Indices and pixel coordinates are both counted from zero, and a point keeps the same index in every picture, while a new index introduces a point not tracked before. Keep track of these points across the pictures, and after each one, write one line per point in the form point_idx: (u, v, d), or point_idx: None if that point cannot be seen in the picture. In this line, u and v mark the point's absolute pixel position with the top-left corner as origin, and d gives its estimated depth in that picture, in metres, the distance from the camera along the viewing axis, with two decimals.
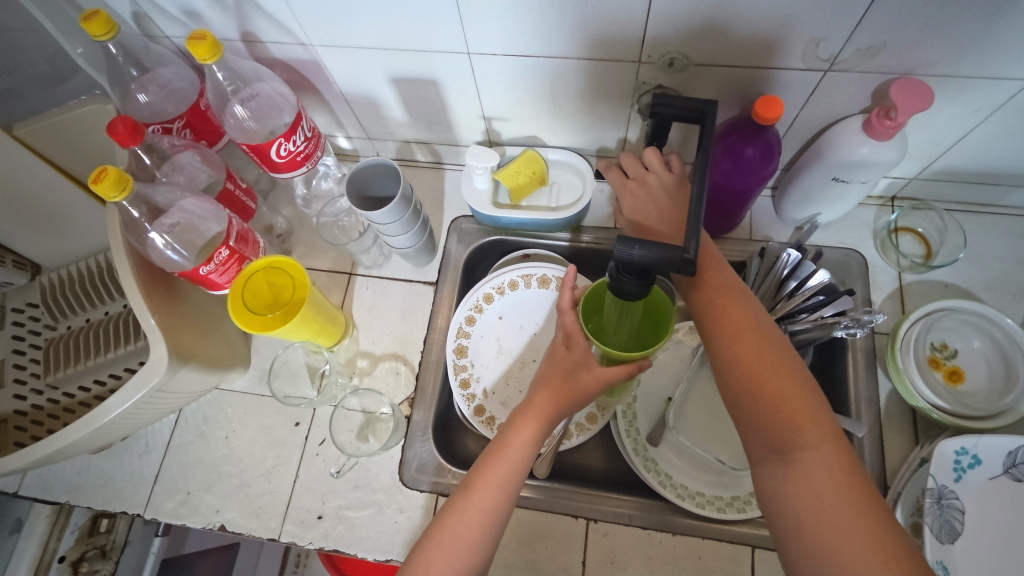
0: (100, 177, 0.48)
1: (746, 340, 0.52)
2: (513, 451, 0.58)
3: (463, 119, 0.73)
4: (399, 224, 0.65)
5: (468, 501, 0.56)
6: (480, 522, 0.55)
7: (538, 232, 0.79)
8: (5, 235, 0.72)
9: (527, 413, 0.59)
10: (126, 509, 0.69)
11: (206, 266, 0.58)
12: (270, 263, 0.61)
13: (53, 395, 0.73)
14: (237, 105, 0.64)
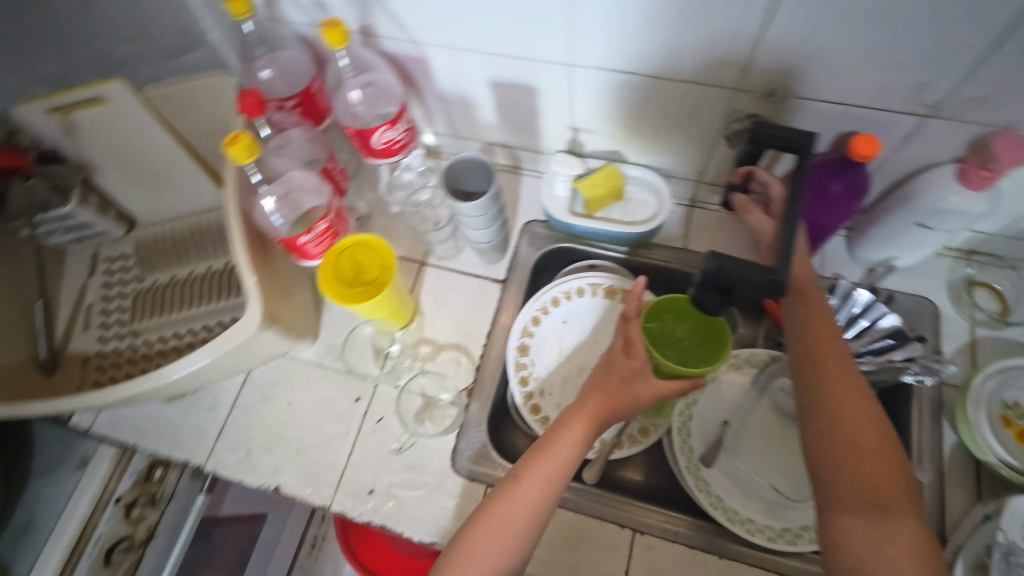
0: (236, 140, 0.53)
1: (844, 394, 0.52)
2: (563, 451, 0.57)
3: (550, 127, 0.76)
4: (483, 219, 0.68)
5: (517, 492, 0.56)
6: (525, 517, 0.55)
7: (607, 244, 0.80)
8: (116, 187, 0.79)
9: (582, 413, 0.59)
10: (189, 459, 0.73)
11: (306, 236, 0.61)
12: (360, 241, 0.64)
13: (133, 341, 0.78)
14: (354, 89, 0.68)
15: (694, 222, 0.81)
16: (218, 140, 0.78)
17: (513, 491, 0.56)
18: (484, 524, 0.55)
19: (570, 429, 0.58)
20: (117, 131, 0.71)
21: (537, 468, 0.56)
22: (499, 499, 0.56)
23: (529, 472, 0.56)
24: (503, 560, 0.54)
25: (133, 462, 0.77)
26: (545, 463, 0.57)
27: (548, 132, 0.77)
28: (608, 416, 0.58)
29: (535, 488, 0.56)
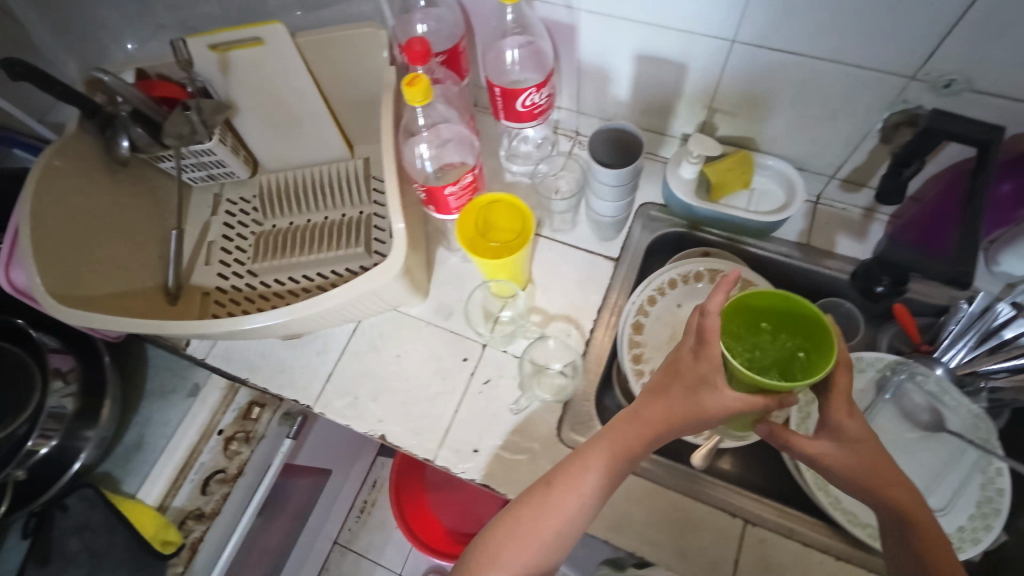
0: (412, 82, 0.52)
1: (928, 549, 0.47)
2: (589, 488, 0.52)
3: (687, 107, 0.75)
4: (616, 190, 0.68)
5: (547, 501, 0.53)
6: (546, 529, 0.52)
7: (726, 233, 0.79)
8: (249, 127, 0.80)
9: (620, 445, 0.52)
10: (298, 398, 0.75)
11: (452, 187, 0.62)
12: (506, 200, 0.64)
13: (251, 281, 0.80)
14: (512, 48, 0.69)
15: (818, 219, 0.79)
16: (354, 93, 0.79)
17: (526, 522, 0.53)
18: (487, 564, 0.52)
19: (599, 463, 0.52)
20: (265, 74, 0.73)
21: (557, 498, 0.53)
22: (505, 535, 0.53)
23: (540, 508, 0.53)
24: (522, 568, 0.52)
25: (238, 395, 0.79)
26: (561, 498, 0.52)
27: (684, 113, 0.76)
28: (662, 427, 0.52)
29: (552, 523, 0.52)
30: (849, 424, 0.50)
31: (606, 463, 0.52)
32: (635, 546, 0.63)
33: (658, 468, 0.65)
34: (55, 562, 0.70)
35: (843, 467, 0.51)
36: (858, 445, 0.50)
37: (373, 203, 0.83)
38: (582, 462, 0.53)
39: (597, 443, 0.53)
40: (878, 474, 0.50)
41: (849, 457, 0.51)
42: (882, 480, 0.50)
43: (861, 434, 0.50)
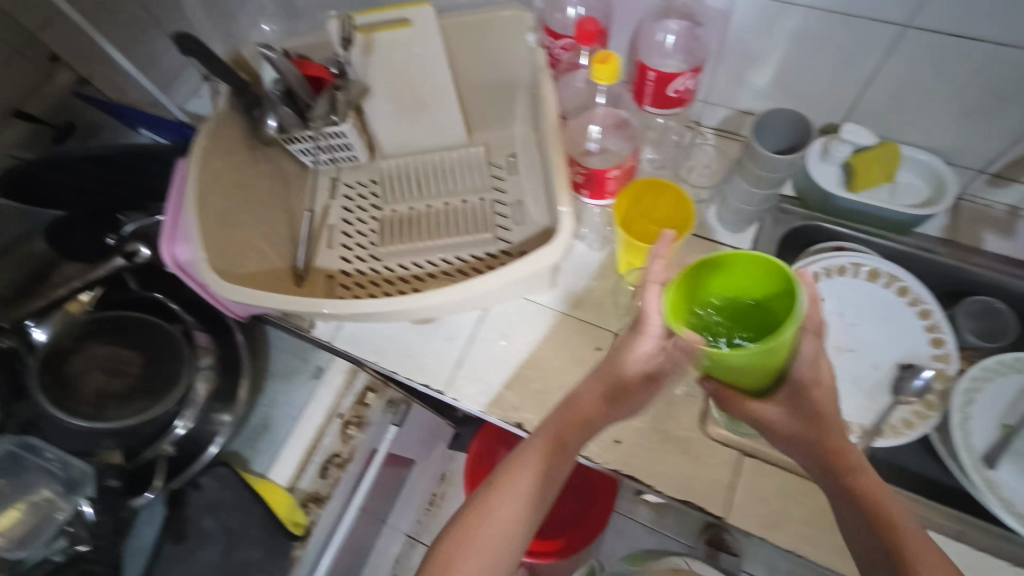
0: (602, 61, 0.51)
1: (867, 506, 0.48)
2: (525, 493, 0.53)
3: (834, 97, 0.72)
4: (771, 183, 0.66)
5: (495, 504, 0.53)
6: (497, 532, 0.52)
7: (865, 229, 0.76)
8: (374, 108, 0.77)
9: (545, 448, 0.55)
10: (428, 384, 0.74)
11: (615, 170, 0.61)
12: (664, 185, 0.62)
13: (375, 265, 0.79)
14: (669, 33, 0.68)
15: (961, 215, 0.76)
16: (484, 77, 0.77)
17: (471, 538, 0.52)
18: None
19: (528, 470, 0.54)
20: (406, 57, 0.71)
21: (498, 509, 0.52)
22: (449, 553, 0.52)
23: (479, 517, 0.52)
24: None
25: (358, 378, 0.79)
26: (500, 510, 0.52)
27: (828, 104, 0.73)
28: (587, 412, 0.55)
29: (495, 539, 0.52)
30: (804, 384, 0.50)
31: (538, 468, 0.54)
32: (792, 544, 0.62)
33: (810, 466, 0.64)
34: (191, 538, 0.72)
35: (793, 431, 0.51)
36: (814, 409, 0.50)
37: (494, 189, 0.80)
38: (513, 471, 0.54)
39: (524, 454, 0.55)
40: (824, 435, 0.50)
41: (801, 420, 0.51)
42: (835, 442, 0.50)
43: (812, 393, 0.50)
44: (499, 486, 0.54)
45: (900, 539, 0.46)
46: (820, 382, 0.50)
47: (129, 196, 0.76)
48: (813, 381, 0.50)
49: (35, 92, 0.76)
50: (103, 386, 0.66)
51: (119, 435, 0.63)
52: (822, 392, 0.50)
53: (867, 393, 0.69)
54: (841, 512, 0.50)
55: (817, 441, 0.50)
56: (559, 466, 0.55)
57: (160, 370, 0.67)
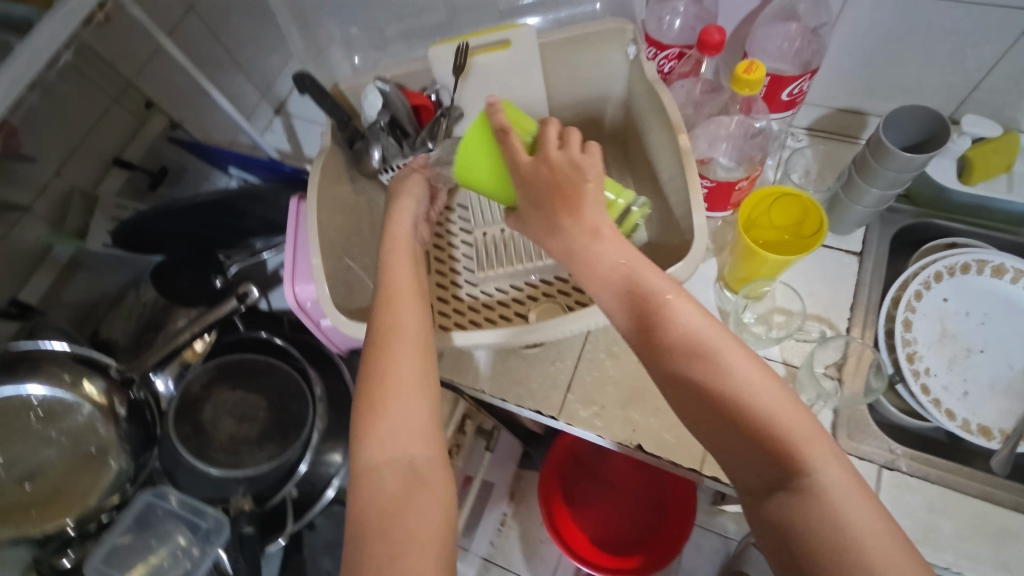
0: (748, 70, 0.53)
1: (704, 329, 0.45)
2: (412, 331, 0.51)
3: (945, 90, 0.70)
4: (897, 179, 0.62)
5: (386, 375, 0.48)
6: (403, 402, 0.47)
7: (981, 224, 0.73)
8: None
9: (406, 280, 0.54)
10: (539, 409, 0.72)
11: (744, 181, 0.63)
12: (786, 192, 0.63)
13: (472, 291, 0.78)
14: (773, 35, 0.65)
15: None
16: (577, 94, 0.75)
17: (385, 411, 0.47)
18: (363, 442, 0.46)
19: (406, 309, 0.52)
20: (506, 80, 0.70)
21: (390, 359, 0.49)
22: (365, 413, 0.47)
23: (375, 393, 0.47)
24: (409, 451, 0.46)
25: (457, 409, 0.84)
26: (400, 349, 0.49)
27: (940, 96, 0.71)
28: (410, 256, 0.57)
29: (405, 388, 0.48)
30: (537, 186, 0.51)
31: (405, 301, 0.52)
32: (949, 561, 0.58)
33: (956, 475, 0.62)
34: None
35: (619, 303, 0.47)
36: (650, 290, 0.46)
37: None
38: (392, 313, 0.52)
39: (390, 291, 0.53)
40: (678, 322, 0.45)
41: (561, 231, 0.50)
42: (681, 332, 0.45)
43: (583, 204, 0.50)
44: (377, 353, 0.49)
45: (750, 397, 0.42)
46: (554, 174, 0.51)
47: (226, 240, 0.80)
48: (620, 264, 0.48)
49: (131, 140, 0.77)
50: (235, 431, 0.70)
51: (252, 482, 0.66)
52: (580, 194, 0.50)
53: (1002, 394, 0.66)
54: (680, 393, 0.44)
55: (621, 302, 0.47)
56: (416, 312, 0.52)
57: (281, 419, 0.71)
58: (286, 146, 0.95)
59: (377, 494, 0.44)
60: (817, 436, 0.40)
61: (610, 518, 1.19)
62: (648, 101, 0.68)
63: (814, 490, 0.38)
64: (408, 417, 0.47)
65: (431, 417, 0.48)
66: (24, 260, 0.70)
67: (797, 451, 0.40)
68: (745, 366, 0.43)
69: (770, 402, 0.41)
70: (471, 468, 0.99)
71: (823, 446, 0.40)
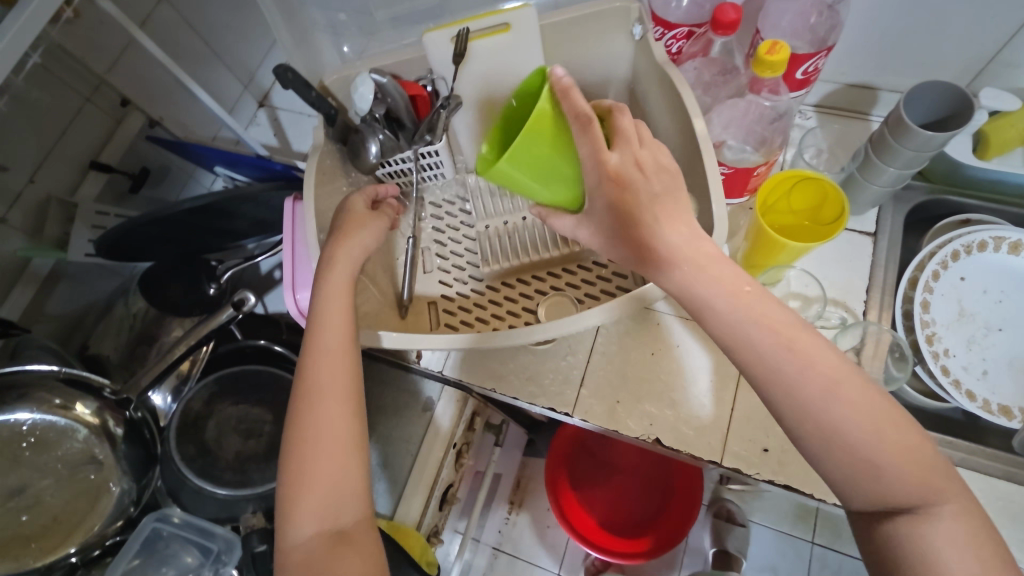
0: (770, 51, 0.51)
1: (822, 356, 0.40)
2: (337, 392, 0.49)
3: (960, 63, 0.68)
4: (911, 157, 0.60)
5: (311, 443, 0.47)
6: (331, 473, 0.47)
7: (996, 199, 0.72)
8: (466, 122, 0.73)
9: (334, 328, 0.51)
10: (553, 406, 0.70)
11: (762, 166, 0.61)
12: (806, 175, 0.61)
13: (477, 286, 0.75)
14: (786, 11, 0.62)
15: None
16: (579, 77, 0.72)
17: (312, 481, 0.47)
18: (291, 513, 0.46)
19: (330, 361, 0.50)
20: (506, 65, 0.66)
21: (318, 424, 0.48)
22: (295, 481, 0.47)
23: (302, 463, 0.47)
24: (334, 522, 0.46)
25: (468, 407, 0.81)
26: (324, 414, 0.48)
27: (955, 67, 0.68)
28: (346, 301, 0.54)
29: (332, 449, 0.47)
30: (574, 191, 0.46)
31: (334, 351, 0.50)
32: None
33: (978, 457, 0.61)
34: None
35: (723, 329, 0.42)
36: (761, 317, 0.42)
37: None
38: (318, 372, 0.50)
39: (321, 342, 0.51)
40: (796, 350, 0.40)
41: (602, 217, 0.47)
42: (791, 360, 0.40)
43: (622, 192, 0.44)
44: (302, 419, 0.48)
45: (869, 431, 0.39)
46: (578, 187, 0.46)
47: (217, 243, 0.77)
48: (727, 286, 0.42)
49: (107, 143, 0.73)
50: (242, 448, 0.69)
51: (262, 498, 0.65)
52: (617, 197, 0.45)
53: (1022, 372, 0.65)
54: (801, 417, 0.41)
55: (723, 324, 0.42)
56: (344, 367, 0.50)
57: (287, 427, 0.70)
58: (273, 140, 0.90)
59: (303, 560, 0.45)
60: (930, 467, 0.39)
61: (615, 501, 1.18)
62: (656, 84, 0.65)
63: (928, 524, 0.37)
64: (335, 481, 0.47)
65: (360, 482, 0.48)
66: (4, 274, 0.67)
67: (912, 485, 0.38)
68: (861, 395, 0.39)
69: (883, 434, 0.39)
70: (481, 463, 0.98)
71: (936, 478, 0.38)
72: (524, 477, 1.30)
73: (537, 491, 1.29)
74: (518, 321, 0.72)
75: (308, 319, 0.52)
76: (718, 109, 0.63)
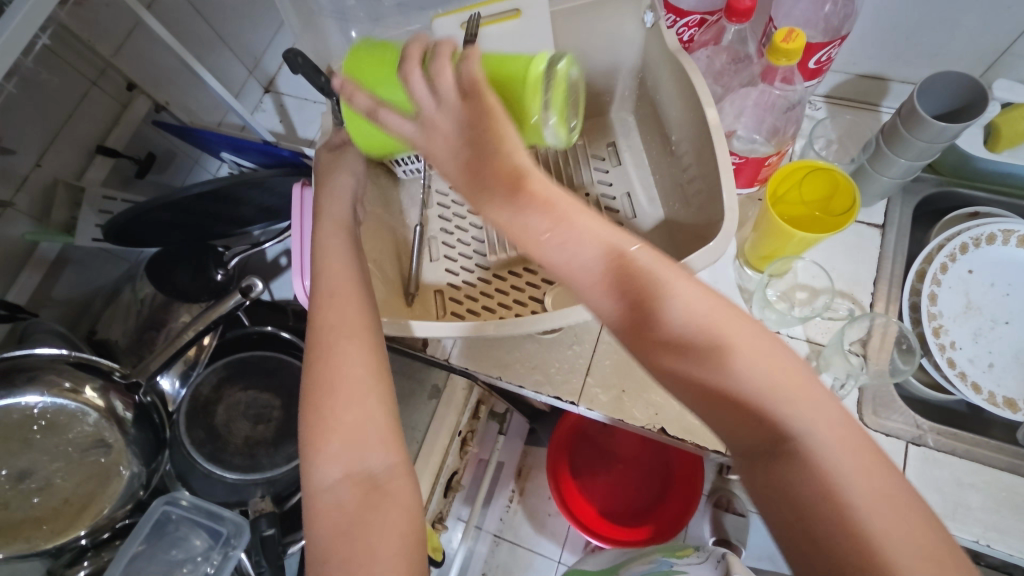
0: (786, 39, 0.51)
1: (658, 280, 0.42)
2: (349, 331, 0.49)
3: (972, 55, 0.67)
4: (922, 149, 0.60)
5: (330, 383, 0.47)
6: (352, 409, 0.46)
7: (1005, 192, 0.72)
8: None
9: (334, 273, 0.53)
10: (559, 394, 0.70)
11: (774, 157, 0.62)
12: (814, 167, 0.61)
13: (483, 275, 0.75)
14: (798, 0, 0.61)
15: None
16: (587, 66, 0.72)
17: (336, 422, 0.45)
18: (315, 452, 0.45)
19: (338, 303, 0.50)
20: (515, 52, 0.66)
21: (331, 364, 0.47)
22: (314, 422, 0.46)
23: (322, 404, 0.46)
24: (363, 459, 0.45)
25: (473, 395, 0.82)
26: (342, 357, 0.48)
27: (967, 59, 0.68)
28: (345, 252, 0.55)
29: (351, 386, 0.46)
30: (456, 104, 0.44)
31: (342, 296, 0.51)
32: (978, 534, 0.57)
33: (982, 448, 0.61)
34: None
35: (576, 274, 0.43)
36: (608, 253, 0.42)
37: (597, 184, 0.76)
38: (329, 317, 0.50)
39: (328, 290, 0.51)
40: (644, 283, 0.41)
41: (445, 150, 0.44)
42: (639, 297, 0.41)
43: None
44: (318, 362, 0.48)
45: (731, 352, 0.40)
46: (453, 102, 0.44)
47: (223, 229, 0.76)
48: (597, 238, 0.42)
49: (113, 128, 0.72)
50: (250, 433, 0.69)
51: (270, 483, 0.66)
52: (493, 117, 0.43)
53: None
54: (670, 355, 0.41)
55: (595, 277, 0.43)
56: (354, 307, 0.50)
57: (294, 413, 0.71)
58: (278, 126, 0.90)
59: (333, 511, 0.44)
60: (800, 381, 0.40)
61: (616, 490, 1.18)
62: (667, 71, 0.64)
63: (792, 434, 0.38)
64: (356, 418, 0.46)
65: (387, 421, 0.47)
66: (12, 257, 0.67)
67: (772, 393, 0.39)
68: (718, 312, 0.41)
69: (754, 363, 0.40)
70: (484, 452, 0.98)
71: (815, 400, 0.39)
72: (526, 465, 1.31)
73: (539, 480, 1.30)
74: (523, 310, 0.72)
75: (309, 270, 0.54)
76: (729, 100, 0.64)
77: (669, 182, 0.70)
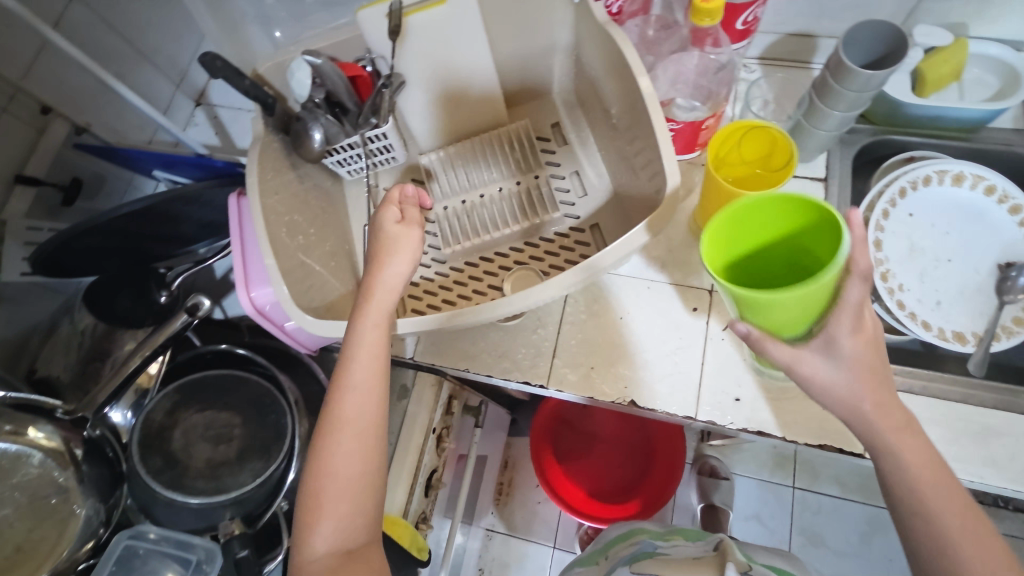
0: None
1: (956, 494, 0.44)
2: (360, 419, 0.51)
3: (893, 3, 0.69)
4: (853, 100, 0.61)
5: (330, 470, 0.50)
6: (346, 497, 0.49)
7: (935, 134, 0.74)
8: (410, 98, 0.71)
9: (365, 364, 0.51)
10: (528, 379, 0.70)
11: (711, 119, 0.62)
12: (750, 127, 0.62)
13: (440, 269, 0.74)
14: None
15: None
16: (524, 48, 0.71)
17: (331, 503, 0.49)
18: (308, 527, 0.49)
19: (360, 394, 0.51)
20: (445, 38, 0.65)
21: (335, 454, 0.50)
22: (312, 502, 0.50)
23: (322, 488, 0.50)
24: (348, 540, 0.49)
25: (444, 391, 0.82)
26: (343, 445, 0.50)
27: (889, 7, 0.69)
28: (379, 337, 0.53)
29: (350, 477, 0.50)
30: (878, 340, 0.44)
31: (364, 386, 0.51)
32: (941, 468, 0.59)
33: (939, 384, 0.63)
34: None
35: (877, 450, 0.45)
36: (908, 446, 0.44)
37: (545, 165, 0.76)
38: (341, 404, 0.51)
39: (351, 377, 0.51)
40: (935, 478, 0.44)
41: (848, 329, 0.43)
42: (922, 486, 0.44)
43: None
44: (325, 450, 0.50)
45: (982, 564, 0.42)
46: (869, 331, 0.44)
47: (164, 250, 0.73)
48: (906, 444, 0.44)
49: (31, 155, 0.68)
50: (211, 455, 0.67)
51: (238, 503, 0.64)
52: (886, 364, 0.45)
53: (969, 299, 0.68)
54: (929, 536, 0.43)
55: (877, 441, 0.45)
56: (371, 398, 0.51)
57: (255, 434, 0.68)
58: (214, 138, 0.86)
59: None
60: None
61: (602, 469, 1.19)
62: (598, 44, 0.64)
63: None
64: (348, 506, 0.50)
65: (371, 497, 0.51)
66: None
67: None
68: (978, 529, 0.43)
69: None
70: (463, 447, 0.97)
71: None
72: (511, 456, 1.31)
73: (525, 468, 1.30)
74: (484, 299, 0.71)
75: (341, 345, 0.52)
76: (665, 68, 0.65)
77: (616, 157, 0.70)
